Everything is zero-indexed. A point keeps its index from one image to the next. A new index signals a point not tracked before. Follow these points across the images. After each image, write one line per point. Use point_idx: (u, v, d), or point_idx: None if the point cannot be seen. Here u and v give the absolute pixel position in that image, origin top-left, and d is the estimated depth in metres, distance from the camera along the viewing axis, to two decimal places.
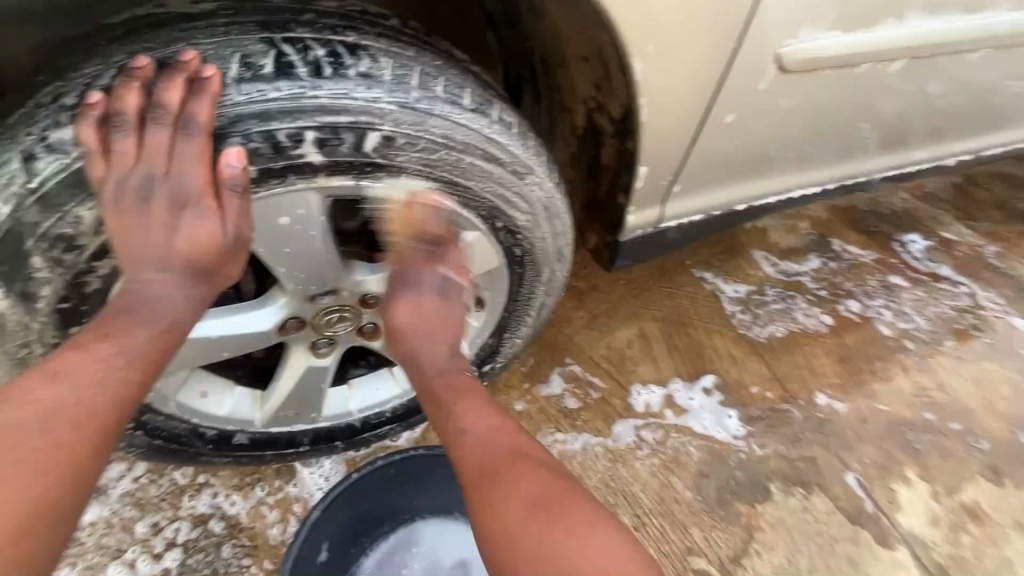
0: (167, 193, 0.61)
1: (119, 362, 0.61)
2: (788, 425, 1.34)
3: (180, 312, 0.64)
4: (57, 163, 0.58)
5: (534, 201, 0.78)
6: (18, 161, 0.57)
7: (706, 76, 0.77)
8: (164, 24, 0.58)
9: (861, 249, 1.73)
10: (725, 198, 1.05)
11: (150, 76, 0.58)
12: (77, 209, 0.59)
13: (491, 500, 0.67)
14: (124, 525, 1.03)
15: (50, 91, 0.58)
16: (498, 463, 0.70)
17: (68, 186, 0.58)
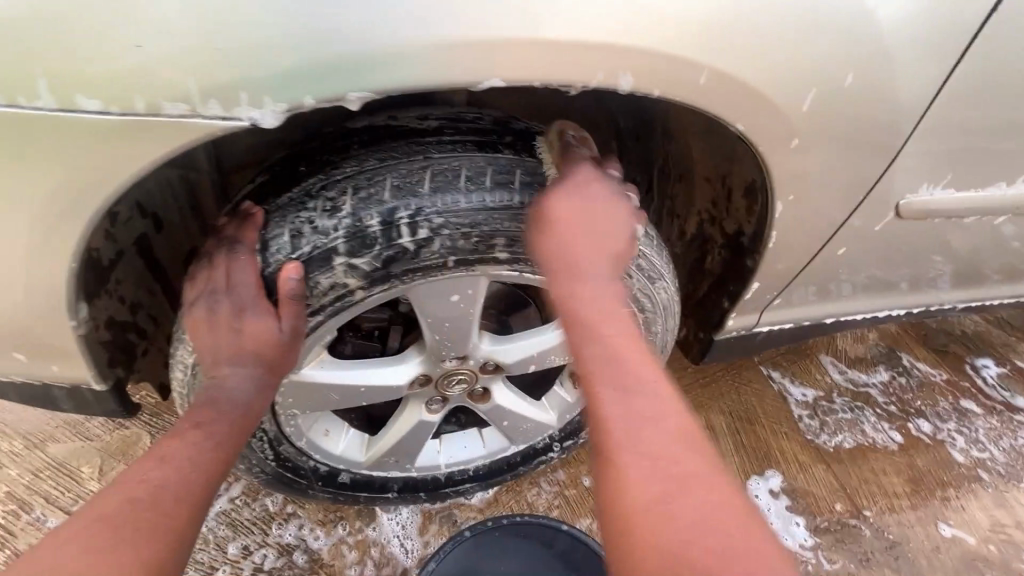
0: (229, 311, 0.72)
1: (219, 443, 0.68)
2: (858, 542, 1.33)
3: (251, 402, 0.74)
4: (314, 242, 0.68)
5: (658, 302, 0.87)
6: (287, 235, 0.69)
7: (833, 217, 0.85)
8: (403, 136, 0.70)
9: (930, 366, 1.72)
10: (818, 312, 1.11)
11: (389, 176, 0.68)
12: (318, 277, 0.69)
13: (651, 466, 0.56)
14: (218, 543, 1.10)
15: (313, 182, 0.70)
16: (642, 431, 0.58)
17: (318, 260, 0.68)
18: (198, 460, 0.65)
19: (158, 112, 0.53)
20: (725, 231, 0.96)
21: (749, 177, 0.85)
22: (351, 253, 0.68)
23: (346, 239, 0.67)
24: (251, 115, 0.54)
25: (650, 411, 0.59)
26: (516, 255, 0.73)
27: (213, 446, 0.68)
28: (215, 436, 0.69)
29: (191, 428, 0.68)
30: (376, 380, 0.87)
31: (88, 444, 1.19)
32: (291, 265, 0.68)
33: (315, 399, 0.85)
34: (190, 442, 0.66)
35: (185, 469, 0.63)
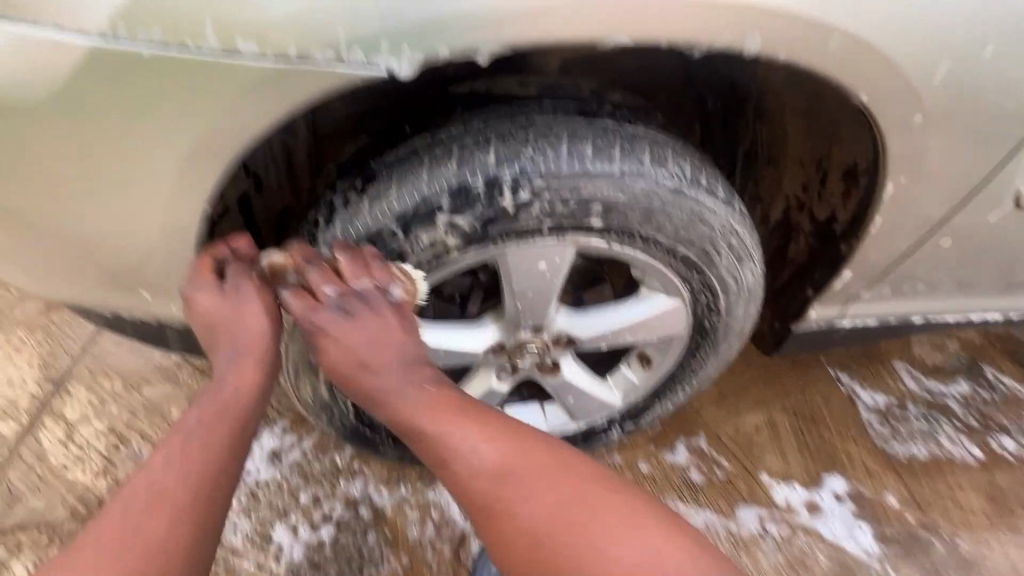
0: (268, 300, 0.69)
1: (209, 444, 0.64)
2: (927, 555, 1.27)
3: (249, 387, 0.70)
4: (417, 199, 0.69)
5: (743, 285, 0.86)
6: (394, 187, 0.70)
7: (945, 203, 0.81)
8: (505, 102, 0.72)
9: (1017, 381, 1.60)
10: (905, 309, 1.06)
11: (494, 139, 0.69)
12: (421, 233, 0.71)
13: (568, 541, 0.63)
14: (291, 491, 1.16)
15: (419, 141, 0.71)
16: (491, 493, 0.67)
17: (421, 216, 0.70)
18: (187, 467, 0.62)
19: (307, 58, 0.57)
20: (814, 218, 0.93)
21: (850, 159, 0.81)
22: (451, 211, 0.70)
23: (448, 198, 0.69)
24: (391, 66, 0.57)
25: (506, 466, 0.67)
26: (608, 225, 0.73)
27: (208, 439, 0.64)
28: (209, 438, 0.64)
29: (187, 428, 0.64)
30: (457, 344, 0.90)
31: (177, 390, 1.28)
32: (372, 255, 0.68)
33: None
34: (190, 439, 0.63)
35: (178, 485, 0.60)
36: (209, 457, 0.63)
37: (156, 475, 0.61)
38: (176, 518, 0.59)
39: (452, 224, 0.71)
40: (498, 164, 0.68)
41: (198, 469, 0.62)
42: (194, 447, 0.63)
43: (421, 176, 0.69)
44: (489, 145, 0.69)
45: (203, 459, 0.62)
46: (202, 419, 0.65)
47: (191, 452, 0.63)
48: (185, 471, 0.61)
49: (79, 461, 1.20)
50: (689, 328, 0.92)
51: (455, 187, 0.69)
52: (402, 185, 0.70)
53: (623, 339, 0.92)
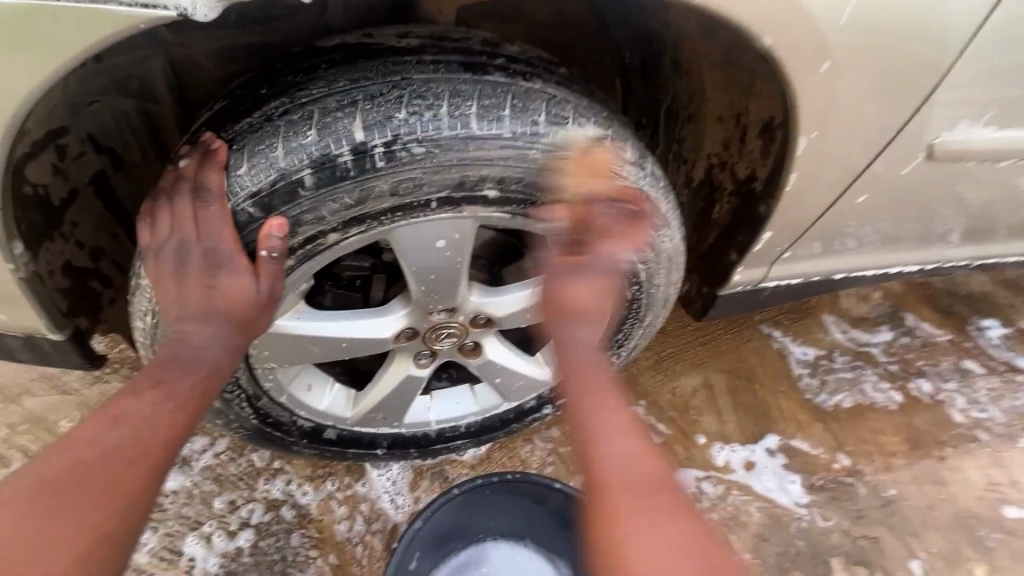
0: (203, 256, 0.63)
1: (167, 406, 0.63)
2: (852, 500, 1.32)
3: (220, 359, 0.66)
4: (273, 172, 0.60)
5: (661, 252, 0.82)
6: (245, 164, 0.61)
7: (858, 156, 0.78)
8: (380, 57, 0.63)
9: (934, 327, 1.68)
10: (828, 266, 1.05)
11: (363, 101, 0.61)
12: (285, 214, 0.61)
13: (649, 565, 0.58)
14: (204, 498, 1.07)
15: (276, 105, 0.62)
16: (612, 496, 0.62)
17: (281, 193, 0.60)
18: (131, 446, 0.59)
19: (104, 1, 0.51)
20: (736, 176, 0.88)
21: (767, 113, 0.76)
22: (318, 186, 0.60)
23: (312, 171, 0.60)
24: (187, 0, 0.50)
25: (621, 461, 0.64)
26: (506, 194, 0.66)
27: (168, 414, 0.63)
28: (161, 415, 0.62)
29: (151, 386, 0.63)
30: (360, 333, 0.81)
31: (65, 398, 1.15)
32: (275, 220, 0.61)
33: (295, 351, 0.80)
34: (143, 408, 0.62)
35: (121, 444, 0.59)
36: (154, 441, 0.61)
37: (98, 438, 0.59)
38: (105, 504, 0.56)
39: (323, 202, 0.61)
40: (369, 130, 0.60)
41: (144, 441, 0.60)
42: (140, 425, 0.61)
43: (277, 148, 0.60)
44: (358, 107, 0.60)
45: (145, 441, 0.60)
46: (158, 392, 0.63)
47: (134, 430, 0.60)
48: (127, 451, 0.59)
49: None
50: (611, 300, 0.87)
51: (321, 159, 0.59)
52: (258, 160, 0.60)
53: (538, 315, 0.88)
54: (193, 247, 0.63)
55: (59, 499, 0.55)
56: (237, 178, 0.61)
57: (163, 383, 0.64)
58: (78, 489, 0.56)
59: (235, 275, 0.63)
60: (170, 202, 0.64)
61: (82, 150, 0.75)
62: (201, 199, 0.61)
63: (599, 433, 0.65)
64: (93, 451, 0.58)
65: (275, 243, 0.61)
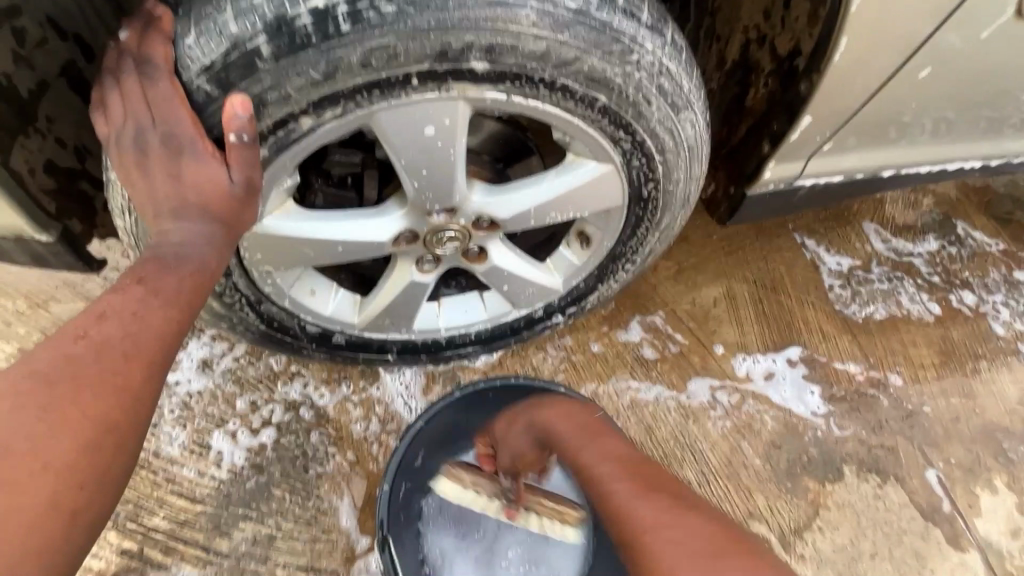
0: (163, 142, 0.56)
1: (156, 303, 0.55)
2: (873, 411, 1.29)
3: (207, 255, 0.59)
4: (232, 43, 0.54)
5: (682, 140, 0.72)
6: (198, 35, 0.55)
7: (926, 14, 0.65)
8: None
9: (988, 236, 1.54)
10: (875, 162, 0.93)
11: None
12: (249, 92, 0.55)
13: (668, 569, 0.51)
14: (226, 399, 1.12)
15: None
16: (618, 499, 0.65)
17: (240, 67, 0.54)
18: (124, 339, 0.52)
19: None
20: (776, 53, 0.76)
21: None
22: (278, 57, 0.54)
23: (270, 40, 0.53)
24: None
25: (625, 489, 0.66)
26: (499, 65, 0.57)
27: (160, 310, 0.55)
28: (150, 309, 0.55)
29: (134, 283, 0.55)
30: (354, 235, 0.77)
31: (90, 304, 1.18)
32: (235, 96, 0.55)
33: (290, 253, 0.77)
34: (128, 304, 0.54)
35: (110, 337, 0.52)
36: (148, 335, 0.54)
37: (91, 334, 0.52)
38: (105, 396, 0.50)
39: (286, 79, 0.55)
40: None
41: (142, 337, 0.53)
42: (130, 319, 0.53)
43: (232, 15, 0.53)
44: None
45: (138, 335, 0.53)
46: (143, 287, 0.56)
47: (123, 325, 0.53)
48: (119, 343, 0.52)
49: None
50: (625, 199, 0.80)
51: (279, 25, 0.53)
52: (214, 30, 0.54)
53: (547, 219, 0.81)
54: (148, 134, 0.56)
55: (48, 392, 0.48)
56: (193, 52, 0.55)
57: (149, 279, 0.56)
58: (72, 380, 0.49)
59: (207, 167, 0.57)
60: (119, 84, 0.57)
61: (42, 34, 0.69)
62: (150, 80, 0.56)
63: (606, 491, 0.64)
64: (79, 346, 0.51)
65: (243, 122, 0.55)
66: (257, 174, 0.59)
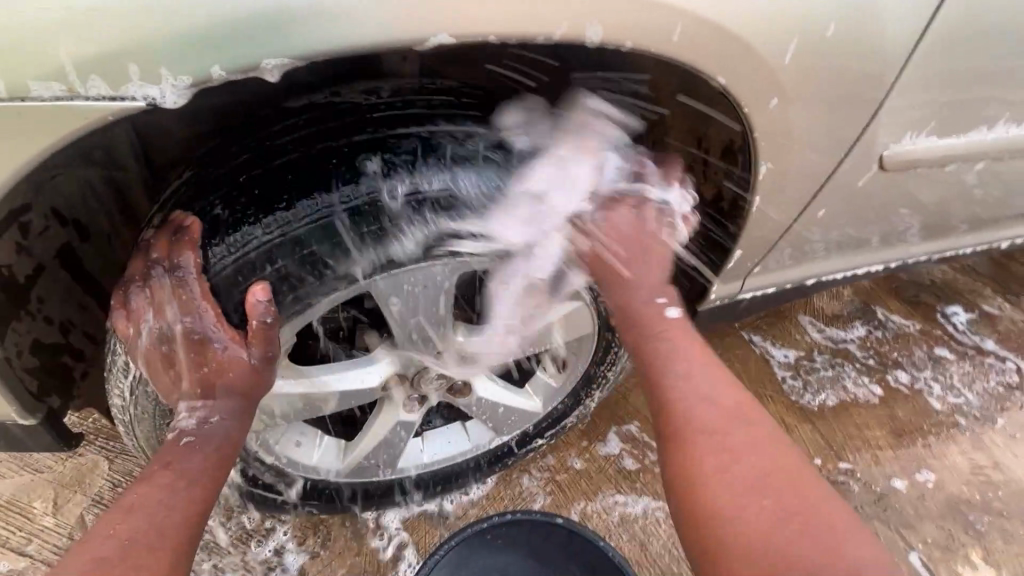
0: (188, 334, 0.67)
1: (182, 485, 0.66)
2: (847, 498, 1.33)
3: (231, 432, 0.71)
4: (252, 239, 0.66)
5: (635, 275, 0.85)
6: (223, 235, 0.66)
7: (816, 172, 0.81)
8: (347, 117, 0.68)
9: (904, 318, 1.74)
10: (798, 274, 1.08)
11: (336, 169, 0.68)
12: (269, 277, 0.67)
13: (712, 441, 0.73)
14: (194, 568, 1.03)
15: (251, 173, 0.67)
16: (731, 436, 0.73)
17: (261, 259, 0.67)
18: (152, 526, 0.61)
19: (30, 94, 0.51)
20: (704, 196, 0.90)
21: (728, 138, 0.79)
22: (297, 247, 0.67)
23: (308, 226, 0.67)
24: (144, 94, 0.52)
25: (699, 401, 0.77)
26: (484, 233, 0.73)
27: (186, 491, 0.66)
28: (174, 493, 0.65)
29: (161, 468, 0.66)
30: (347, 386, 0.81)
31: (38, 477, 1.09)
32: (257, 285, 0.64)
33: (283, 411, 0.80)
34: (155, 493, 0.64)
35: (145, 523, 0.61)
36: (172, 518, 0.63)
37: (128, 520, 0.61)
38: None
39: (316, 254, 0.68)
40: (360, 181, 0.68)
41: (168, 518, 0.63)
42: (157, 507, 0.63)
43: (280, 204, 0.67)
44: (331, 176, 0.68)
45: (168, 520, 0.63)
46: (171, 472, 0.66)
47: (150, 514, 0.62)
48: (145, 534, 0.60)
49: None
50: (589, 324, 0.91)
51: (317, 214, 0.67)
52: (259, 218, 0.67)
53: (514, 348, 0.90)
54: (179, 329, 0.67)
55: None
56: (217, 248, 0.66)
57: (178, 461, 0.67)
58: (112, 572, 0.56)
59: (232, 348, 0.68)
60: (145, 285, 0.67)
61: (45, 225, 0.72)
62: (181, 284, 0.66)
63: (682, 392, 0.78)
64: (111, 542, 0.59)
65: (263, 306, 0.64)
66: (274, 348, 0.69)
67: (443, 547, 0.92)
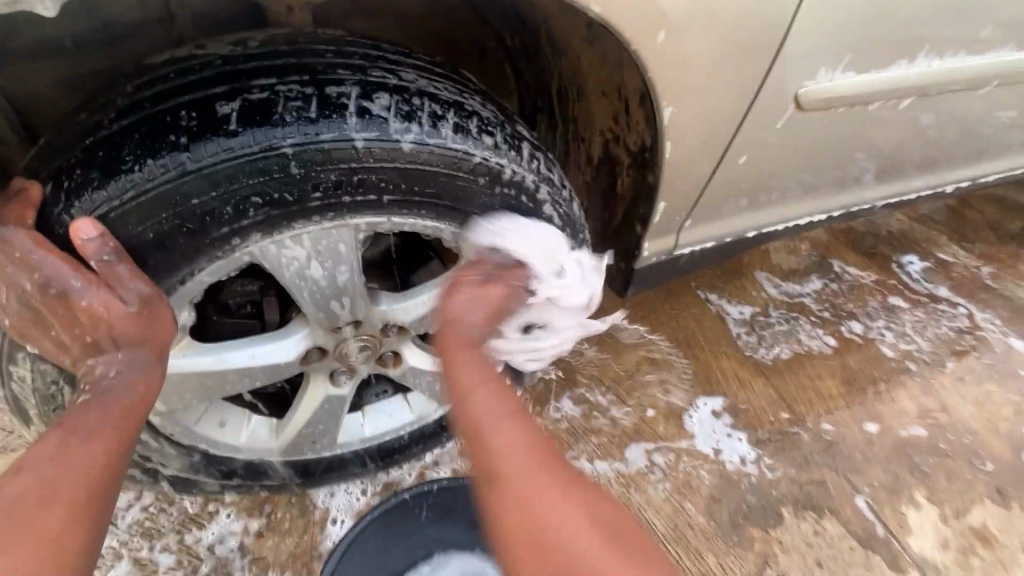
0: (40, 290, 0.59)
1: (81, 437, 0.60)
2: (798, 447, 1.35)
3: (135, 381, 0.65)
4: (96, 203, 0.57)
5: (556, 223, 0.79)
6: (68, 198, 0.58)
7: (731, 113, 0.79)
8: (203, 67, 0.60)
9: (860, 270, 1.74)
10: (737, 226, 1.06)
11: (186, 121, 0.57)
12: (127, 242, 0.59)
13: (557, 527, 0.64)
14: (132, 555, 1.00)
15: (95, 131, 0.59)
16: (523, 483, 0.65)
17: (114, 227, 0.58)
18: (43, 485, 0.56)
19: None
20: (629, 149, 0.87)
21: (638, 84, 0.75)
22: (149, 211, 0.58)
23: (131, 205, 0.57)
24: None
25: (507, 453, 0.67)
26: (374, 193, 0.64)
27: (81, 443, 0.60)
28: (68, 448, 0.59)
29: (55, 427, 0.61)
30: (262, 358, 0.77)
31: None
32: (83, 222, 0.56)
33: (193, 389, 0.76)
34: (46, 451, 0.59)
35: (38, 482, 0.56)
36: (69, 473, 0.57)
37: (21, 478, 0.57)
38: (35, 539, 0.53)
39: (154, 236, 0.59)
40: (193, 147, 0.57)
41: (68, 472, 0.58)
42: (50, 462, 0.58)
43: (96, 182, 0.57)
44: (180, 129, 0.57)
45: (60, 477, 0.57)
46: (64, 428, 0.61)
47: (39, 473, 0.57)
48: (35, 492, 0.56)
49: None
50: None
51: (141, 192, 0.57)
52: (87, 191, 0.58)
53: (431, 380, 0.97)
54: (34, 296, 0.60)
55: None
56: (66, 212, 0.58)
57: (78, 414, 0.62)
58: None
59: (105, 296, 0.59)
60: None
61: None
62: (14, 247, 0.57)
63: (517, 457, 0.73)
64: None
65: (97, 242, 0.56)
66: (145, 287, 0.60)
67: (364, 519, 0.94)
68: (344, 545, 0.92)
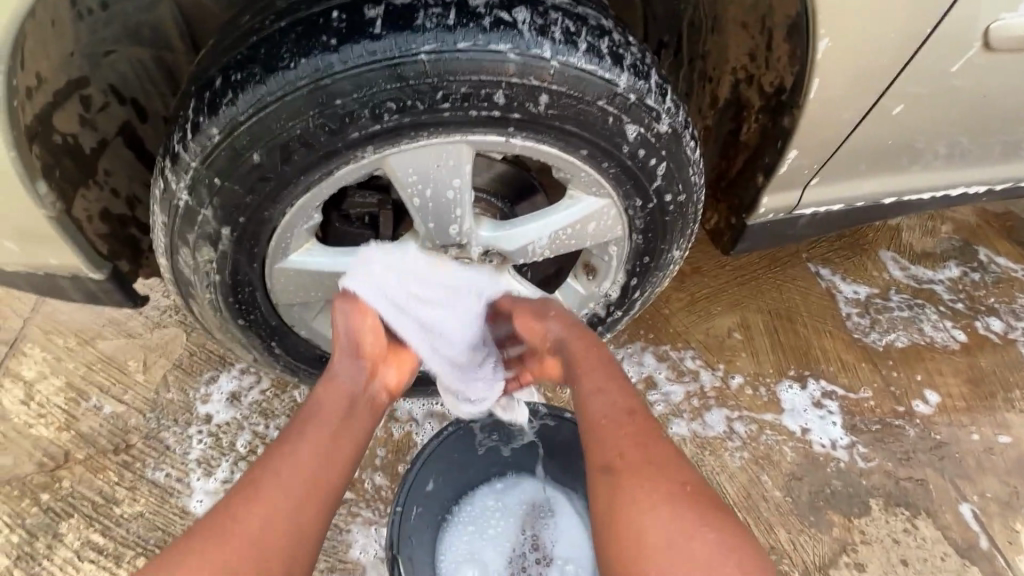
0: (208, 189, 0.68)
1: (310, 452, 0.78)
2: (900, 441, 1.24)
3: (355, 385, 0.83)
4: (253, 100, 0.63)
5: (674, 161, 0.76)
6: (230, 93, 0.64)
7: (899, 51, 0.70)
8: None
9: (1012, 262, 1.50)
10: (871, 190, 0.95)
11: (338, 25, 0.61)
12: (276, 140, 0.64)
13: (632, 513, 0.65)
14: (251, 428, 1.15)
15: (257, 34, 0.64)
16: (611, 458, 0.69)
17: (267, 123, 0.63)
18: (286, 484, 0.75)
19: None
20: (763, 90, 0.80)
21: (790, 12, 0.69)
22: (296, 108, 0.62)
23: (282, 101, 0.62)
24: None
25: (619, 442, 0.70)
26: (496, 108, 0.65)
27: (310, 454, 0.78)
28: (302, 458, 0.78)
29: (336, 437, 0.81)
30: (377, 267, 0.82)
31: (131, 342, 1.21)
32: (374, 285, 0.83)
33: (314, 287, 0.82)
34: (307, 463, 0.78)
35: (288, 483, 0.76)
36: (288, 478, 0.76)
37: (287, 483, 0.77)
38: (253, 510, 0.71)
39: (299, 133, 0.64)
40: (342, 49, 0.61)
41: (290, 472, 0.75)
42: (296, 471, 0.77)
43: (256, 77, 0.62)
44: (331, 31, 0.61)
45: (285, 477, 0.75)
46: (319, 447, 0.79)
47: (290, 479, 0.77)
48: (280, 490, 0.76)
49: (40, 417, 1.14)
50: (624, 226, 0.82)
51: (293, 89, 0.62)
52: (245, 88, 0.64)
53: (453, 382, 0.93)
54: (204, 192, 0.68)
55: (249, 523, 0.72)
56: (225, 108, 0.64)
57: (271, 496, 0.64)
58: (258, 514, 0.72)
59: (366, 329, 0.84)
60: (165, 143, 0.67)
61: (105, 100, 0.78)
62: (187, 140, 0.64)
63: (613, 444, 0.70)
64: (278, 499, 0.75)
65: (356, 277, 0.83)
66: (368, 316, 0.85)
67: (449, 428, 0.96)
68: (432, 446, 0.94)
